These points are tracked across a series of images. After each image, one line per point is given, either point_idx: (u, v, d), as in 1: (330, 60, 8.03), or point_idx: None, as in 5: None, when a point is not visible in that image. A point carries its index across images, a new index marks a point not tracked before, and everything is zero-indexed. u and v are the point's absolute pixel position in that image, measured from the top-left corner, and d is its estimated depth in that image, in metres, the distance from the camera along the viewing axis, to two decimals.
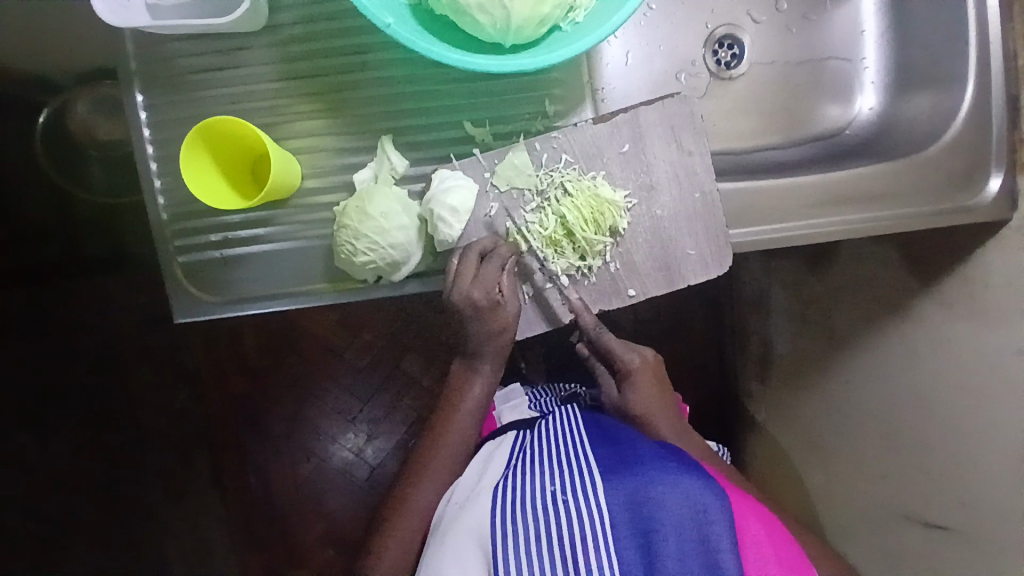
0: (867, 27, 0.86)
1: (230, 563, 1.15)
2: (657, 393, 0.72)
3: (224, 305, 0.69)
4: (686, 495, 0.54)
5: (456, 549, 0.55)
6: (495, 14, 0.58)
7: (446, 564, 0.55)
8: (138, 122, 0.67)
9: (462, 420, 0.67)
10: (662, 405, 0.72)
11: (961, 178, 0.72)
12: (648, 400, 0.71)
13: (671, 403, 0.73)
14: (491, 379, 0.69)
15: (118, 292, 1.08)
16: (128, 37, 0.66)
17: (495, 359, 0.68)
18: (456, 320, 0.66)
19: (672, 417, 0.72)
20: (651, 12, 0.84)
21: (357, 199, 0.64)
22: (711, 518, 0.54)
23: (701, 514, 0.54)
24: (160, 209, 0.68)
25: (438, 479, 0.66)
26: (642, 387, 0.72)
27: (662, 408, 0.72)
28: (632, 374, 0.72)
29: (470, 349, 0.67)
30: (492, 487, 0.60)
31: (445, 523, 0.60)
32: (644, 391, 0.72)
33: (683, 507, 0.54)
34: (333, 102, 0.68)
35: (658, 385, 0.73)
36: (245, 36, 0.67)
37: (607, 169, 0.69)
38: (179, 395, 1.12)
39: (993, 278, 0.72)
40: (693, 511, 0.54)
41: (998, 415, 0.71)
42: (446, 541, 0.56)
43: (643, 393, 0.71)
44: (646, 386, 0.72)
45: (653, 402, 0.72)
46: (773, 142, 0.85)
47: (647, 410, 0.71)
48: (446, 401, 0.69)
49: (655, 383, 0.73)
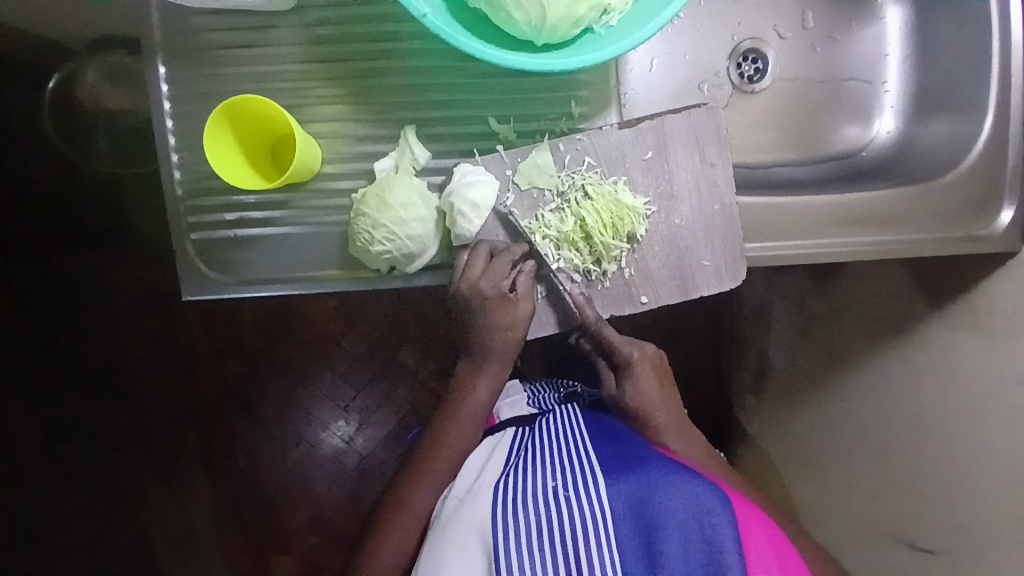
0: (890, 51, 0.86)
1: (214, 545, 1.14)
2: (655, 386, 0.72)
3: (235, 286, 0.68)
4: (688, 495, 0.55)
5: (459, 547, 0.55)
6: (531, 12, 0.58)
7: (449, 562, 0.55)
8: (158, 95, 0.66)
9: (467, 419, 0.67)
10: (660, 400, 0.72)
11: (974, 208, 0.73)
12: (647, 394, 0.71)
13: (673, 399, 0.73)
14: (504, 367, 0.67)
15: (117, 264, 1.06)
16: (155, 7, 0.65)
17: (502, 361, 0.67)
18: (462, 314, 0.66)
19: (676, 414, 0.72)
20: (678, 20, 0.83)
21: (377, 188, 0.64)
22: (713, 518, 0.54)
23: (703, 513, 0.54)
24: (175, 184, 0.67)
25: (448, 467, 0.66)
26: (642, 381, 0.72)
27: (665, 404, 0.72)
28: (631, 368, 0.72)
29: (478, 348, 0.66)
30: (493, 483, 0.59)
31: (447, 519, 0.59)
32: (643, 384, 0.72)
33: (684, 506, 0.54)
34: (359, 88, 0.67)
35: (659, 380, 0.73)
36: (274, 16, 0.66)
37: (629, 175, 0.69)
38: (172, 372, 1.10)
39: (999, 308, 0.72)
40: (696, 511, 0.54)
41: (994, 444, 0.72)
42: (448, 540, 0.56)
43: (643, 387, 0.71)
44: (643, 379, 0.72)
45: (654, 396, 0.71)
46: (788, 158, 0.85)
47: (650, 405, 0.71)
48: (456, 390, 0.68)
49: (654, 377, 0.72)
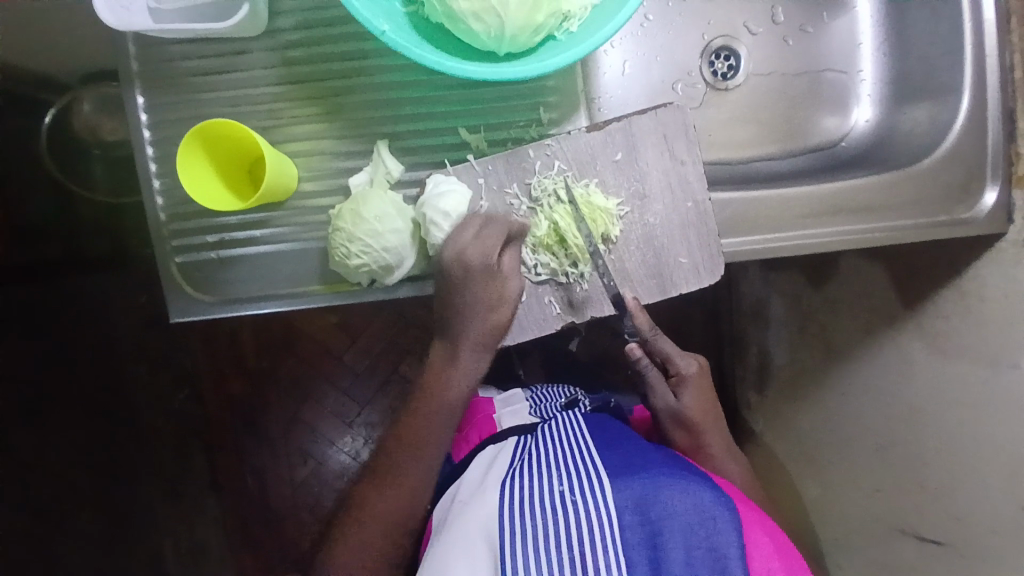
0: (863, 40, 0.86)
1: (227, 565, 1.16)
2: (709, 402, 0.73)
3: (220, 306, 0.70)
4: (695, 501, 0.55)
5: (466, 552, 0.54)
6: (489, 22, 0.59)
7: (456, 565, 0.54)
8: (139, 124, 0.68)
9: (439, 408, 0.65)
10: (714, 416, 0.73)
11: (955, 191, 0.72)
12: (702, 409, 0.72)
13: (719, 414, 0.74)
14: (476, 364, 0.66)
15: (120, 291, 1.09)
16: (131, 39, 0.67)
17: (477, 350, 0.65)
18: (444, 305, 0.65)
19: (722, 433, 0.74)
20: (648, 21, 0.84)
21: (352, 202, 0.65)
22: (719, 526, 0.54)
23: (709, 520, 0.54)
24: (158, 209, 0.69)
25: (410, 477, 0.64)
26: (696, 395, 0.73)
27: (715, 422, 0.73)
28: (686, 381, 0.73)
29: (453, 331, 0.65)
30: (499, 483, 0.59)
31: (452, 520, 0.59)
32: (699, 399, 0.73)
33: (691, 513, 0.54)
34: (331, 106, 0.69)
35: (710, 394, 0.74)
36: (246, 41, 0.68)
37: (600, 178, 0.69)
38: (178, 395, 1.12)
39: (988, 290, 0.72)
40: (702, 517, 0.54)
41: (991, 429, 0.71)
42: (455, 541, 0.55)
43: (696, 400, 0.72)
44: (699, 394, 0.73)
45: (705, 411, 0.73)
46: (767, 152, 0.85)
47: (702, 421, 0.72)
48: (424, 389, 0.66)
49: (708, 393, 0.73)
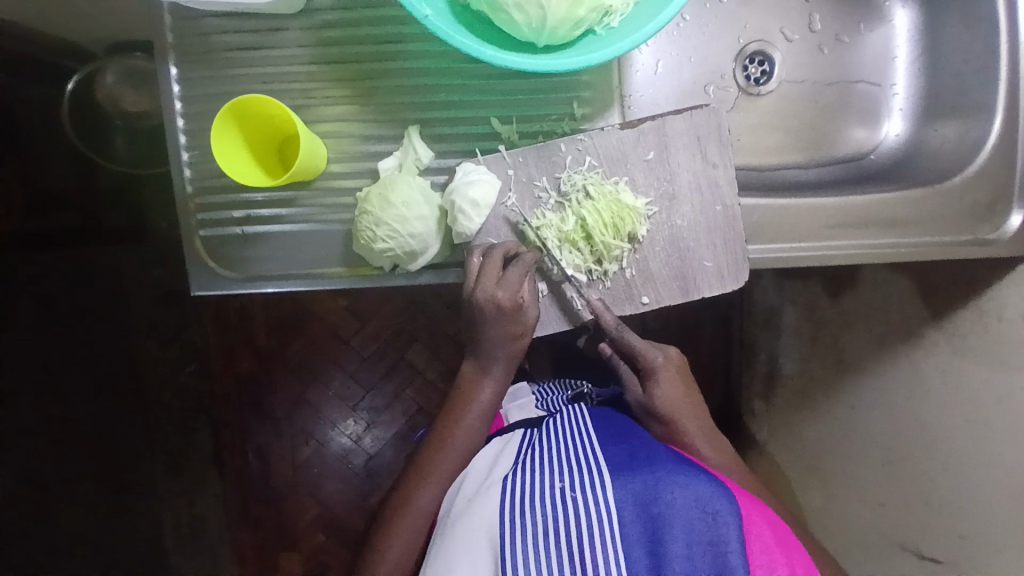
0: (899, 52, 0.86)
1: (224, 541, 1.16)
2: (683, 392, 0.71)
3: (242, 282, 0.70)
4: (697, 496, 0.54)
5: (467, 551, 0.54)
6: (532, 13, 0.58)
7: (457, 563, 0.54)
8: (170, 95, 0.68)
9: (469, 423, 0.66)
10: (690, 406, 0.71)
11: (982, 211, 0.72)
12: (676, 401, 0.70)
13: (697, 402, 0.72)
14: (502, 381, 0.67)
15: (133, 263, 1.09)
16: (167, 10, 0.67)
17: (507, 363, 0.67)
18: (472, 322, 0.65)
19: (703, 420, 0.72)
20: (684, 22, 0.84)
21: (381, 186, 0.64)
22: (721, 520, 0.53)
23: (710, 515, 0.53)
24: (186, 182, 0.69)
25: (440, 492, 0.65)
26: (667, 387, 0.71)
27: (693, 411, 0.71)
28: (656, 373, 0.71)
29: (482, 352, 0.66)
30: (502, 480, 0.59)
31: (455, 517, 0.58)
32: (670, 389, 0.71)
33: (692, 508, 0.54)
34: (364, 89, 0.69)
35: (684, 383, 0.72)
36: (282, 18, 0.68)
37: (630, 175, 0.69)
38: (186, 369, 1.12)
39: (1007, 312, 0.71)
40: (704, 513, 0.53)
41: (1001, 449, 0.71)
42: (456, 541, 0.55)
43: (669, 392, 0.70)
44: (672, 386, 0.71)
45: (681, 402, 0.71)
46: (797, 161, 0.85)
47: (678, 413, 0.70)
48: (450, 409, 0.67)
49: (680, 382, 0.72)
